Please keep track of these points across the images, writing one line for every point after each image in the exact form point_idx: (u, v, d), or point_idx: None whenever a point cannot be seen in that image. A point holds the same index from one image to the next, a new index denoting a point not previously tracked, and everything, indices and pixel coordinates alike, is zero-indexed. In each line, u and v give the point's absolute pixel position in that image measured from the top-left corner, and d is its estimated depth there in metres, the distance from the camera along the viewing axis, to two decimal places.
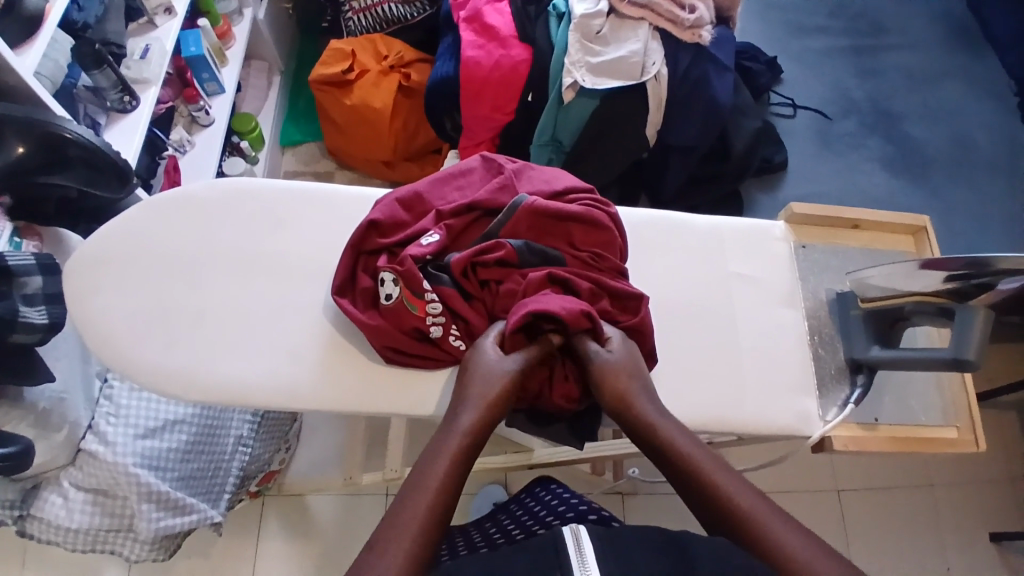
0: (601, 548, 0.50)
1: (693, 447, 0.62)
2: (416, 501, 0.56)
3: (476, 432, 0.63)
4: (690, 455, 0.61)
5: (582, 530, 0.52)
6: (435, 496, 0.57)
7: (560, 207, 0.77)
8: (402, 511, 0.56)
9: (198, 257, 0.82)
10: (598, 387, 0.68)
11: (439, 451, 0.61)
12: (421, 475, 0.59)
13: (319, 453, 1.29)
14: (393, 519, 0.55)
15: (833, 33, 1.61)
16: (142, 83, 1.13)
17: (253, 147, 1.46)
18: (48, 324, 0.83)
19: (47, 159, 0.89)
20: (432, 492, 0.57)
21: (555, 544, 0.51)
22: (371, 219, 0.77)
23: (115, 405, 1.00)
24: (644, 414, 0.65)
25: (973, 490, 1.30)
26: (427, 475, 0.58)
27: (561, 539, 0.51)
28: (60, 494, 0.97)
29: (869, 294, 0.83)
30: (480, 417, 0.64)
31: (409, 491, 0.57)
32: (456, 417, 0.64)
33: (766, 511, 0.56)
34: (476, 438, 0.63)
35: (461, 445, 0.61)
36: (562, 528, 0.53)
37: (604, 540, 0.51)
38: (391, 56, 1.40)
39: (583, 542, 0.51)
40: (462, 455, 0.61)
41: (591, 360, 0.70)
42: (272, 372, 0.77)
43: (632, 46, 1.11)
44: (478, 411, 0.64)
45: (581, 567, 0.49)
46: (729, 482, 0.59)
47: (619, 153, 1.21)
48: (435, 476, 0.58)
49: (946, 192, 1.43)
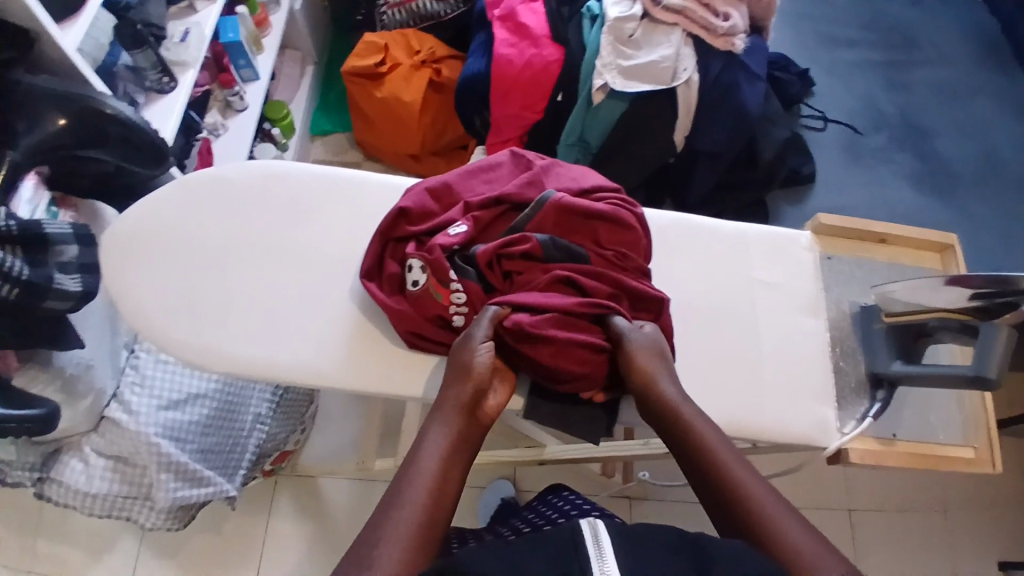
0: (619, 544, 0.50)
1: (724, 449, 0.62)
2: (417, 479, 0.59)
3: (463, 410, 0.66)
4: (718, 455, 0.62)
5: (600, 524, 0.52)
6: (434, 474, 0.60)
7: (587, 204, 0.77)
8: (403, 489, 0.58)
9: (229, 235, 0.84)
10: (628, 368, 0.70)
11: (432, 431, 0.64)
12: (420, 454, 0.61)
13: (334, 438, 1.30)
14: (399, 496, 0.57)
15: (865, 47, 1.60)
16: (180, 66, 1.15)
17: (284, 134, 1.49)
18: (81, 293, 0.85)
19: (88, 135, 0.92)
20: (431, 470, 0.60)
21: (576, 544, 0.50)
22: (400, 207, 0.79)
23: (139, 375, 1.03)
24: (673, 404, 0.67)
25: (987, 515, 1.28)
26: (424, 454, 0.61)
27: (579, 533, 0.51)
28: (81, 460, 0.99)
29: (893, 308, 0.82)
30: (470, 393, 0.67)
31: (409, 468, 0.60)
32: (443, 397, 0.67)
33: (782, 508, 0.57)
34: (467, 416, 0.66)
35: (453, 423, 0.65)
36: (580, 523, 0.52)
37: (623, 540, 0.51)
38: (424, 51, 1.42)
39: (602, 541, 0.50)
40: (453, 434, 0.64)
41: (620, 336, 0.72)
42: (296, 350, 0.79)
43: (664, 51, 1.12)
44: (467, 390, 0.67)
45: (599, 564, 0.49)
46: (755, 488, 0.59)
47: (645, 157, 1.21)
48: (431, 453, 0.61)
49: (975, 211, 1.41)
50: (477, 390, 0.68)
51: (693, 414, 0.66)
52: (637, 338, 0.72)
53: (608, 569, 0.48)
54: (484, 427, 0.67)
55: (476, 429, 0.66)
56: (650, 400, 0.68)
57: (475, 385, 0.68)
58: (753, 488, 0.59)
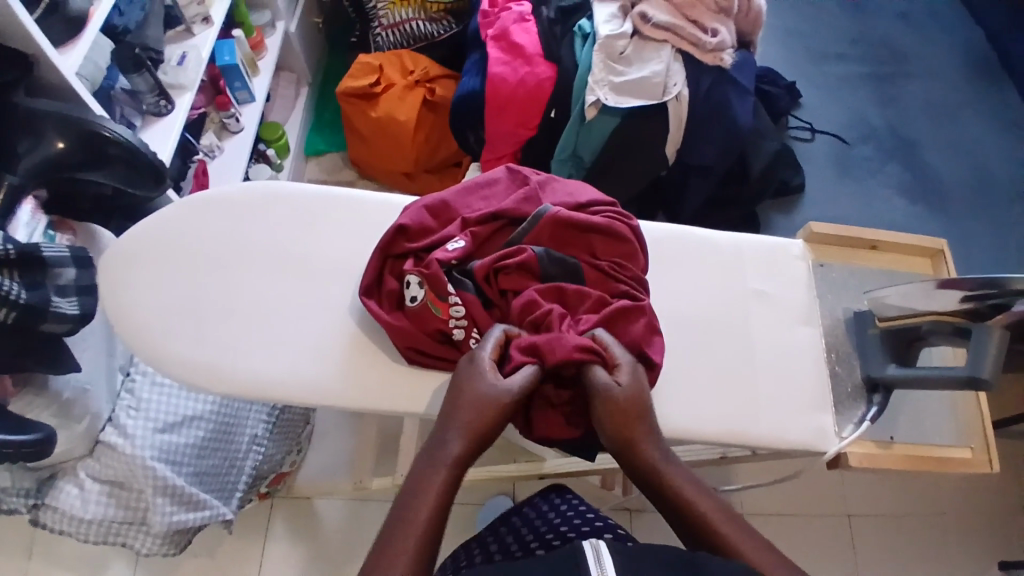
0: (619, 559, 0.50)
1: (735, 526, 0.57)
2: (407, 528, 0.56)
3: (463, 459, 0.61)
4: (729, 536, 0.57)
5: (601, 543, 0.51)
6: (423, 522, 0.56)
7: (584, 218, 0.79)
8: (388, 546, 0.55)
9: (230, 255, 0.84)
10: (613, 422, 0.64)
11: (423, 480, 0.59)
12: (409, 502, 0.58)
13: (330, 457, 1.30)
14: (386, 542, 0.55)
15: (851, 60, 1.64)
16: (177, 89, 1.17)
17: (279, 155, 1.50)
18: (78, 315, 0.86)
19: (87, 157, 0.93)
20: (420, 519, 0.56)
21: (577, 561, 0.49)
22: (399, 224, 0.79)
23: (135, 399, 1.02)
24: (667, 474, 0.61)
25: (984, 519, 1.28)
26: (413, 506, 0.57)
27: (580, 550, 0.50)
28: (76, 484, 0.98)
29: (887, 313, 0.84)
30: (466, 445, 0.62)
31: (396, 521, 0.57)
32: (440, 444, 0.62)
33: (748, 536, 0.57)
34: (462, 467, 0.61)
35: (447, 476, 0.60)
36: (581, 543, 0.51)
37: (624, 557, 0.50)
38: (417, 71, 1.44)
39: (604, 559, 0.49)
40: (446, 485, 0.59)
41: (596, 388, 0.67)
42: (294, 366, 0.79)
43: (655, 67, 1.14)
44: (463, 439, 0.62)
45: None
46: (776, 568, 0.54)
47: (637, 170, 1.23)
48: (422, 506, 0.57)
49: (961, 219, 1.44)
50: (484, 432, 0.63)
51: (650, 438, 0.63)
52: (620, 393, 0.66)
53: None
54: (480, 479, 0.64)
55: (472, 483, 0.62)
56: (639, 468, 0.62)
57: (481, 427, 0.63)
58: (776, 571, 0.54)
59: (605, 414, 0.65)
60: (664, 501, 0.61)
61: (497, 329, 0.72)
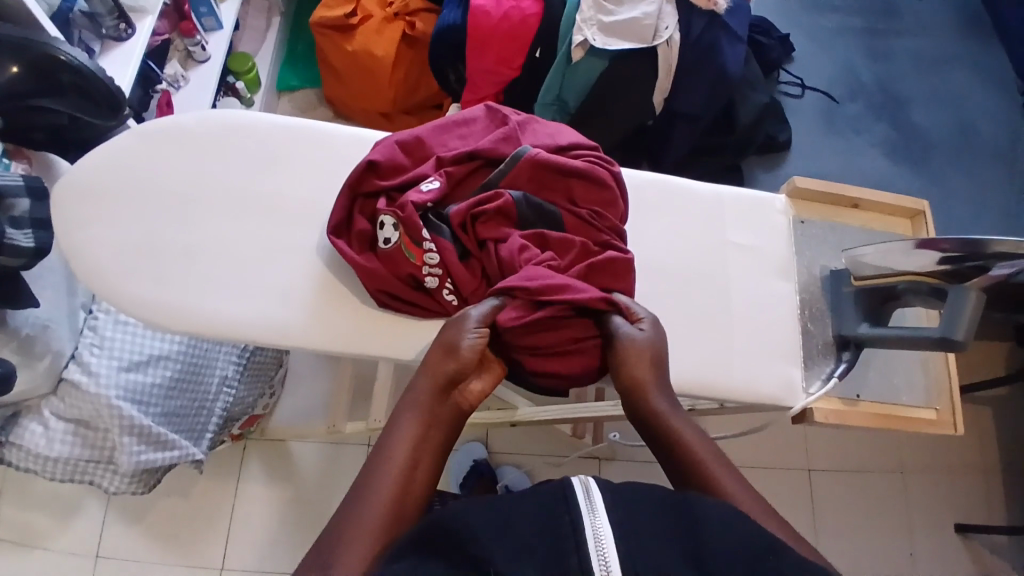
0: (610, 497, 0.41)
1: (723, 469, 0.57)
2: (382, 469, 0.54)
3: (433, 397, 0.60)
4: (714, 471, 0.57)
5: (590, 477, 0.42)
6: (403, 461, 0.55)
7: (562, 162, 0.76)
8: (369, 485, 0.53)
9: (191, 190, 0.80)
10: (620, 362, 0.65)
11: (396, 420, 0.58)
12: (386, 442, 0.56)
13: (305, 401, 1.29)
14: (363, 480, 0.54)
15: (845, 12, 1.59)
16: (139, 12, 1.08)
17: (249, 88, 1.42)
18: (34, 249, 0.80)
19: (40, 85, 0.85)
20: (398, 464, 0.55)
21: (564, 495, 0.41)
22: (369, 159, 0.76)
23: (98, 336, 0.99)
24: (661, 411, 0.61)
25: (940, 475, 1.33)
26: (390, 445, 0.56)
27: (568, 486, 0.42)
28: (41, 423, 0.96)
29: (862, 272, 0.83)
30: (433, 381, 0.61)
31: (375, 457, 0.55)
32: (413, 383, 0.61)
33: (735, 479, 0.57)
34: (436, 402, 0.60)
35: (421, 411, 0.59)
36: (569, 478, 0.43)
37: (614, 491, 0.42)
38: (397, 2, 1.35)
39: (594, 494, 0.41)
40: (419, 424, 0.58)
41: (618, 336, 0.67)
42: (260, 308, 0.76)
43: (646, 7, 1.09)
44: (432, 379, 0.61)
45: (590, 518, 0.39)
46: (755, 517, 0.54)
47: (624, 118, 1.19)
48: (400, 442, 0.56)
49: (944, 181, 1.43)
50: (451, 374, 0.61)
51: (650, 375, 0.63)
52: (642, 340, 0.66)
53: (599, 523, 0.39)
54: (461, 410, 0.62)
55: (448, 412, 0.60)
56: (636, 403, 0.62)
57: (449, 367, 0.61)
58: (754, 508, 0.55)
59: (620, 354, 0.65)
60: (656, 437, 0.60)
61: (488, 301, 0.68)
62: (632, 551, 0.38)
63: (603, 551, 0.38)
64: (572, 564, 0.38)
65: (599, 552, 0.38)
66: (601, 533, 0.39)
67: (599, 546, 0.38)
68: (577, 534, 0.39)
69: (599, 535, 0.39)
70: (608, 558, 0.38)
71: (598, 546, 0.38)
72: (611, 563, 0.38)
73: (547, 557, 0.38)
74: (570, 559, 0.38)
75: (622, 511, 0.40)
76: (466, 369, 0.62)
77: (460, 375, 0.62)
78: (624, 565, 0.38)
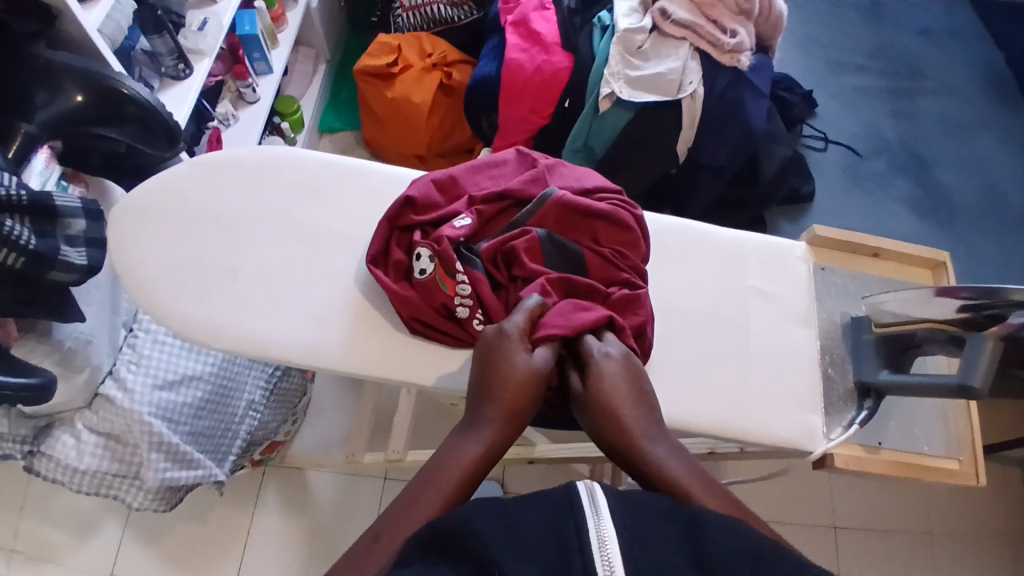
0: (616, 502, 0.42)
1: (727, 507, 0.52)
2: (432, 488, 0.54)
3: (501, 430, 0.59)
4: (664, 462, 0.55)
5: (597, 483, 0.43)
6: (450, 486, 0.54)
7: (588, 204, 0.79)
8: (416, 499, 0.53)
9: (238, 217, 0.85)
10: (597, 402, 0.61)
11: (459, 445, 0.58)
12: (442, 461, 0.56)
13: (327, 430, 1.31)
14: (410, 493, 0.54)
15: (870, 74, 1.63)
16: (197, 54, 1.17)
17: (293, 129, 1.50)
18: (86, 266, 0.86)
19: (102, 112, 0.92)
20: (446, 487, 0.54)
21: (569, 499, 0.42)
22: (407, 196, 0.80)
23: (136, 354, 1.02)
24: (628, 419, 0.59)
25: (973, 541, 1.28)
26: (445, 466, 0.56)
27: (574, 491, 0.43)
28: (73, 435, 0.99)
29: (882, 319, 0.84)
30: (505, 412, 0.60)
31: (430, 473, 0.55)
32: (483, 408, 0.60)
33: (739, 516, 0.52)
34: (502, 439, 0.59)
35: (488, 443, 0.58)
36: (575, 481, 0.44)
37: (621, 499, 0.43)
38: (435, 54, 1.44)
39: (598, 497, 0.42)
40: (481, 454, 0.57)
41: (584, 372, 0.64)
42: (292, 328, 0.80)
43: (671, 63, 1.14)
44: (503, 409, 0.60)
45: (595, 521, 0.41)
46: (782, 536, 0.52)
47: (649, 166, 1.23)
48: (456, 466, 0.56)
49: (969, 238, 1.44)
50: (522, 410, 0.61)
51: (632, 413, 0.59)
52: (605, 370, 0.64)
53: (604, 526, 0.40)
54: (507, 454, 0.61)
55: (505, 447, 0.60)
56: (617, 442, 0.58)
57: (521, 402, 0.61)
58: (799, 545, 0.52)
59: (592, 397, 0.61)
60: (617, 427, 0.59)
61: (533, 297, 0.70)
62: (637, 560, 0.39)
63: (608, 556, 0.39)
64: (576, 568, 0.39)
65: (604, 557, 0.39)
66: (605, 537, 0.40)
67: (603, 550, 0.39)
68: (582, 538, 0.40)
69: (604, 539, 0.40)
70: (612, 561, 0.39)
71: (602, 551, 0.39)
72: (615, 569, 0.39)
73: (554, 558, 0.40)
74: (574, 563, 0.39)
75: (628, 521, 0.41)
76: (532, 403, 0.62)
77: (527, 411, 0.61)
78: (627, 567, 0.39)
